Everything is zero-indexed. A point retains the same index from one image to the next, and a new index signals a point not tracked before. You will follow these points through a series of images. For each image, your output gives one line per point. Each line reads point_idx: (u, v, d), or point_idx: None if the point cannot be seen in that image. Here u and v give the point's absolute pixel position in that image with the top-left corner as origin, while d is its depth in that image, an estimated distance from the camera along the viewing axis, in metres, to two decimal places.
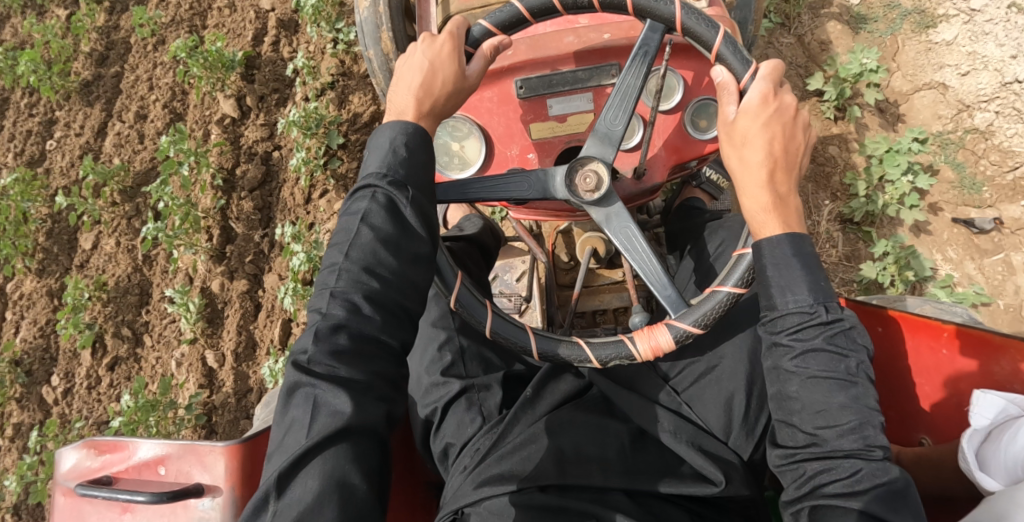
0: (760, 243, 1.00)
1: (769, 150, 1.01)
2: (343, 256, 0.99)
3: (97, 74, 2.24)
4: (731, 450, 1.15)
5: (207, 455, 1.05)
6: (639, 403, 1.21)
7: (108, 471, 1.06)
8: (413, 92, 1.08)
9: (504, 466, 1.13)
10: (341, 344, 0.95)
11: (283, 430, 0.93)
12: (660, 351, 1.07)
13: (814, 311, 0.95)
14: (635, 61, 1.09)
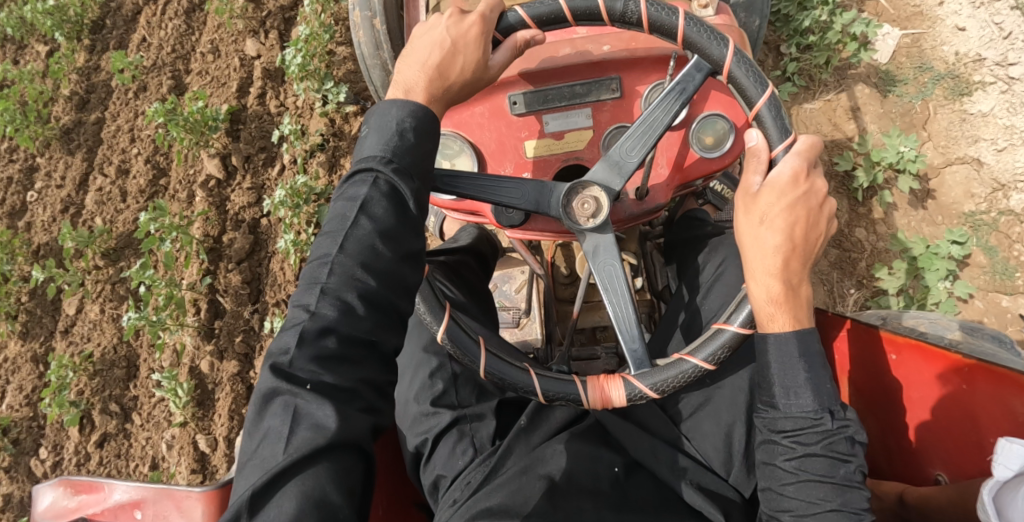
0: (765, 337, 0.94)
1: (790, 238, 0.93)
2: (337, 249, 0.87)
3: (77, 122, 2.23)
4: (731, 487, 1.08)
5: (184, 500, 0.99)
6: (633, 433, 1.14)
7: (84, 511, 1.04)
8: (426, 73, 0.95)
9: (494, 499, 1.03)
10: (327, 348, 0.82)
11: (256, 443, 0.80)
12: (607, 401, 1.02)
13: (818, 418, 0.90)
14: (669, 96, 1.00)
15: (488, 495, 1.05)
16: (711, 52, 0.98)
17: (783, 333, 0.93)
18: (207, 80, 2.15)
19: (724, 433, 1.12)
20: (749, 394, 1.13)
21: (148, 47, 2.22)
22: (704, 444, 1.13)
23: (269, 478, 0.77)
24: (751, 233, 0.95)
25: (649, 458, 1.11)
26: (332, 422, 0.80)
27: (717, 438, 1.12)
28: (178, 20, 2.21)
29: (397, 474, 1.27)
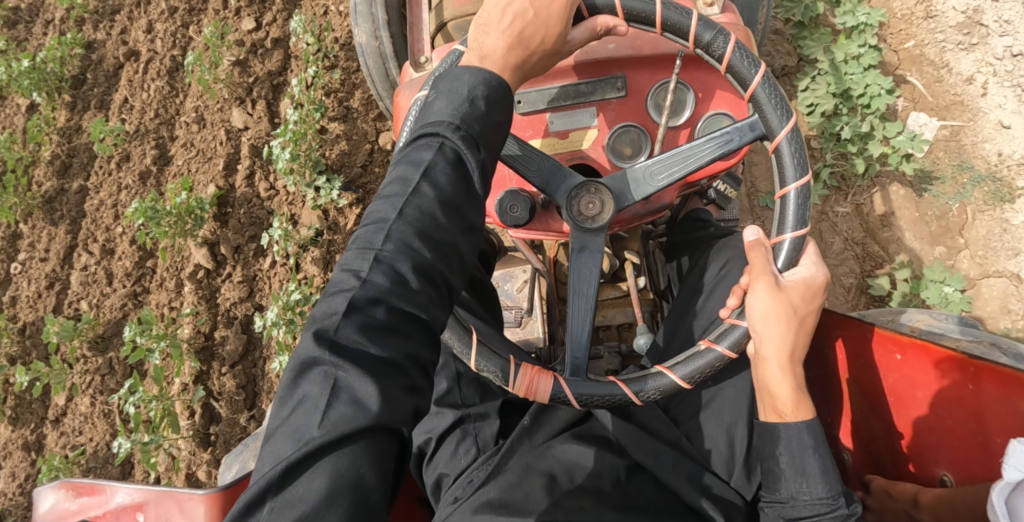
0: (778, 426, 0.99)
1: (804, 336, 0.98)
2: (396, 214, 0.81)
3: (60, 189, 2.17)
4: (733, 490, 1.08)
5: (186, 502, 0.98)
6: (637, 434, 1.12)
7: (85, 515, 1.02)
8: (506, 40, 0.90)
9: (496, 497, 1.04)
10: (376, 319, 0.76)
11: (288, 411, 0.74)
12: (529, 390, 1.01)
13: (833, 503, 0.96)
14: (714, 141, 1.01)
15: (489, 489, 1.06)
16: (767, 118, 0.99)
17: (791, 423, 0.98)
18: (193, 153, 2.09)
19: (726, 433, 1.12)
20: (753, 395, 1.12)
21: (130, 110, 2.17)
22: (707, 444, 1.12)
23: (303, 455, 0.71)
24: (771, 327, 0.96)
25: (651, 460, 1.10)
26: (375, 403, 0.73)
27: (719, 438, 1.12)
28: (161, 81, 2.15)
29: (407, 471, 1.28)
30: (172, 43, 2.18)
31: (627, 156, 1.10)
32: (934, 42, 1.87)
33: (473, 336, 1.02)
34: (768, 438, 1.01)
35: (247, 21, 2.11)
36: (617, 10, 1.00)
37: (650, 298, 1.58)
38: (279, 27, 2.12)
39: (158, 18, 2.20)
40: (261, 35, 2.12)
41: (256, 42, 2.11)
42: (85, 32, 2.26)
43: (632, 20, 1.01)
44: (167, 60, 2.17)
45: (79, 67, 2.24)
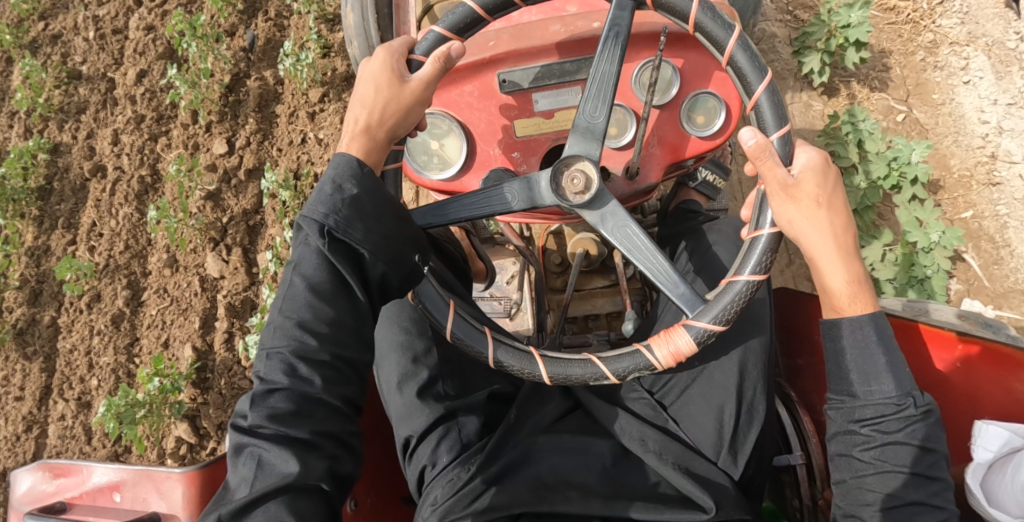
0: (840, 323, 0.94)
1: (840, 222, 0.93)
2: (279, 311, 0.92)
3: (32, 318, 2.15)
4: (721, 472, 1.05)
5: (164, 482, 0.97)
6: (621, 420, 1.12)
7: (63, 496, 1.02)
8: (364, 111, 0.95)
9: (485, 500, 1.03)
10: (279, 407, 0.87)
11: (227, 484, 0.86)
12: (678, 355, 0.97)
13: (902, 403, 0.89)
14: (607, 45, 0.97)
15: (475, 489, 1.04)
16: (716, 40, 0.95)
17: (854, 317, 0.93)
18: (167, 301, 2.07)
19: (715, 415, 1.10)
20: (740, 376, 1.11)
21: (98, 236, 2.16)
22: (694, 427, 1.11)
23: (233, 511, 0.81)
24: (807, 223, 0.92)
25: (637, 445, 1.09)
26: (293, 467, 0.84)
27: (708, 421, 1.10)
28: (129, 207, 2.15)
29: (388, 469, 1.31)
30: (140, 160, 2.19)
31: (612, 135, 1.09)
32: (994, 213, 1.82)
33: (592, 357, 0.99)
34: (829, 340, 0.95)
35: (219, 144, 2.14)
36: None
37: (639, 286, 1.56)
38: (253, 152, 2.13)
39: (123, 126, 2.23)
40: (234, 162, 2.12)
41: (229, 170, 2.12)
42: (52, 135, 2.29)
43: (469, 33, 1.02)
44: (135, 181, 2.17)
45: (46, 174, 2.25)
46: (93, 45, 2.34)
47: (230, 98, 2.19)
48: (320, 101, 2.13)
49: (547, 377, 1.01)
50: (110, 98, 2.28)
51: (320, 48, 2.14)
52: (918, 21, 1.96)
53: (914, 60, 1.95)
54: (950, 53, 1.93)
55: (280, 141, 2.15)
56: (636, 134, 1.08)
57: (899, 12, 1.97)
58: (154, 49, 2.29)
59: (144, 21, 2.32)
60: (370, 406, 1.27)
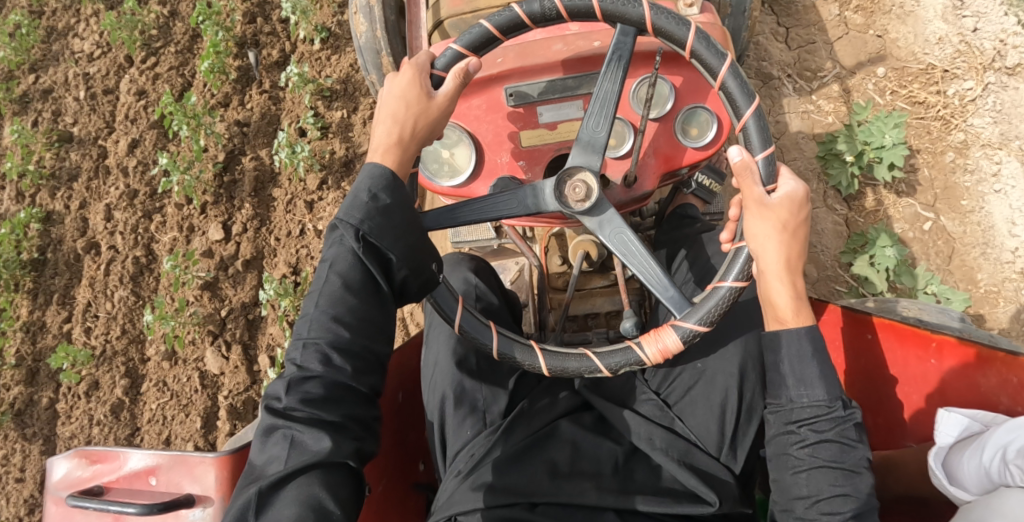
0: (777, 334, 1.00)
1: (799, 246, 0.99)
2: (314, 306, 1.01)
3: (30, 398, 2.16)
4: (723, 467, 1.14)
5: (197, 466, 1.05)
6: (632, 420, 1.20)
7: (99, 480, 1.08)
8: (388, 124, 1.03)
9: (503, 479, 1.13)
10: (312, 392, 0.96)
11: (259, 456, 0.94)
12: (665, 353, 1.04)
13: (831, 406, 0.96)
14: (610, 66, 1.05)
15: (490, 468, 1.14)
16: (709, 66, 1.03)
17: (793, 330, 0.99)
18: (167, 395, 2.09)
19: (717, 415, 1.17)
20: (741, 379, 1.18)
21: (94, 317, 2.18)
22: (698, 425, 1.19)
23: (271, 484, 0.90)
24: (768, 240, 0.97)
25: (645, 443, 1.17)
26: (325, 445, 0.93)
27: (711, 421, 1.17)
28: (125, 290, 2.16)
29: (399, 460, 1.39)
30: (134, 241, 2.20)
31: (611, 146, 1.17)
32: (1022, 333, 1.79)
33: (587, 352, 1.07)
34: (770, 349, 1.01)
35: (214, 230, 2.14)
36: (595, 13, 1.04)
37: (637, 287, 1.64)
38: (249, 240, 2.15)
39: (114, 199, 2.24)
40: (231, 250, 2.13)
41: (226, 258, 2.13)
42: (45, 202, 2.29)
43: (482, 51, 1.09)
44: (130, 262, 2.18)
45: (38, 245, 2.26)
46: (84, 106, 2.35)
47: (225, 179, 2.18)
48: (319, 189, 2.15)
49: (545, 369, 1.09)
50: (102, 167, 2.28)
51: (318, 128, 2.16)
52: (948, 118, 1.93)
53: (943, 161, 1.92)
54: (980, 156, 1.90)
55: (279, 229, 2.16)
56: (633, 146, 1.16)
57: (928, 107, 1.94)
58: (145, 117, 2.29)
59: (135, 85, 2.32)
60: (388, 397, 1.36)
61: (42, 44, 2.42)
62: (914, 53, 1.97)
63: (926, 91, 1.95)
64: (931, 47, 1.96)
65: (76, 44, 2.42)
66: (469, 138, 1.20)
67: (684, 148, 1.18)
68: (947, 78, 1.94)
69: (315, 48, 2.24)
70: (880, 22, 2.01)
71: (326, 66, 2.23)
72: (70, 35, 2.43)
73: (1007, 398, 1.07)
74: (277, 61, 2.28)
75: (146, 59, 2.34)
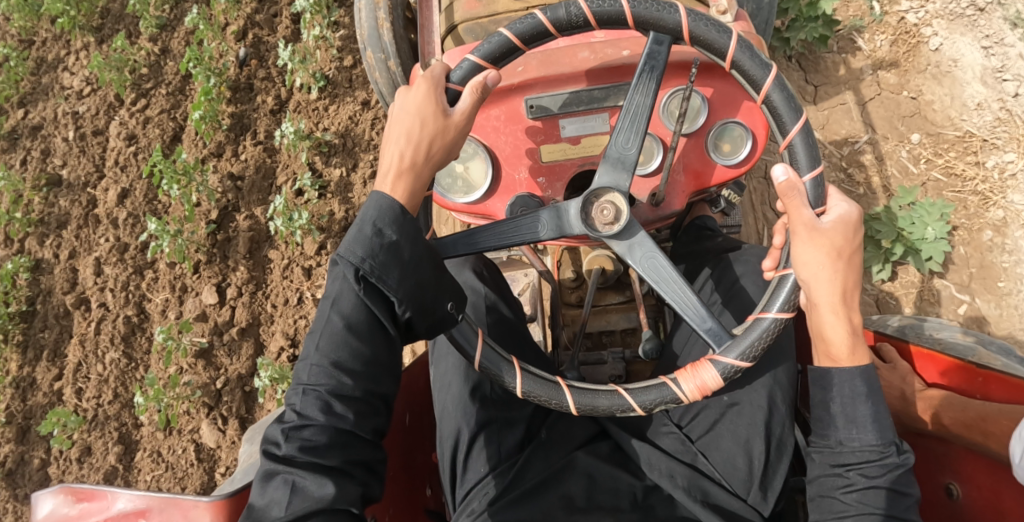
0: (830, 370, 0.92)
1: (855, 276, 0.91)
2: (315, 348, 0.93)
3: (21, 457, 2.05)
4: (750, 509, 1.05)
5: (191, 510, 0.97)
6: (652, 456, 1.11)
7: (85, 521, 1.00)
8: (401, 145, 0.95)
9: (515, 517, 1.06)
10: (313, 439, 0.88)
11: (255, 505, 0.86)
12: (704, 391, 0.97)
13: (884, 452, 0.88)
14: (642, 78, 0.97)
15: (503, 508, 1.07)
16: (752, 78, 0.95)
17: (847, 368, 0.91)
18: (161, 468, 1.96)
19: (746, 453, 1.08)
20: (769, 412, 1.10)
21: (86, 378, 2.07)
22: (723, 462, 1.10)
23: None
24: (820, 269, 0.89)
25: (666, 481, 1.08)
26: (329, 490, 0.86)
27: (738, 457, 1.09)
28: (117, 351, 2.06)
29: (404, 487, 1.31)
30: (125, 298, 2.10)
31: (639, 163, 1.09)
32: None
33: (619, 389, 0.99)
34: (819, 386, 0.93)
35: (208, 294, 2.05)
36: (627, 20, 0.97)
37: (654, 303, 1.58)
38: (245, 304, 2.05)
39: (104, 253, 2.15)
40: (226, 316, 2.04)
41: (221, 324, 2.03)
42: (34, 250, 2.22)
43: (501, 62, 1.01)
44: (122, 323, 2.08)
45: (27, 296, 2.17)
46: (73, 147, 2.29)
47: (219, 237, 2.10)
48: (317, 254, 2.05)
49: (573, 408, 1.01)
50: (93, 215, 2.21)
51: (316, 189, 2.08)
52: (987, 194, 1.88)
53: (980, 240, 1.86)
54: (1020, 235, 1.82)
55: (275, 295, 2.06)
56: (663, 162, 1.08)
57: (965, 179, 1.91)
58: (136, 165, 2.22)
59: (126, 129, 2.26)
60: (396, 424, 1.28)
61: (31, 76, 2.41)
62: (951, 117, 1.96)
63: (962, 161, 1.92)
64: (970, 113, 1.95)
65: (66, 78, 2.39)
66: (483, 152, 1.12)
67: (716, 167, 1.10)
68: (986, 148, 1.91)
69: (312, 97, 2.19)
70: (914, 82, 2.00)
71: (324, 118, 2.18)
72: (60, 67, 2.40)
73: None
74: (272, 109, 2.22)
75: (136, 101, 2.29)
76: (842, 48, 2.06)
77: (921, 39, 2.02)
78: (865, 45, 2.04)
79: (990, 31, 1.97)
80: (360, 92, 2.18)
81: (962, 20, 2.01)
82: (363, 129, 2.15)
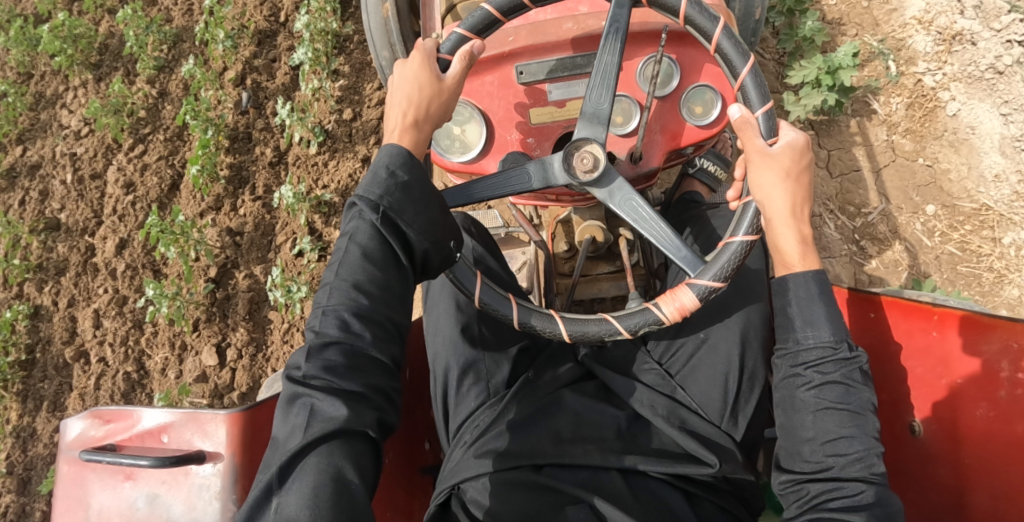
0: (785, 278, 1.02)
1: (804, 195, 1.02)
2: (334, 275, 1.03)
3: (23, 509, 2.10)
4: (724, 435, 1.14)
5: (209, 423, 1.07)
6: (634, 390, 1.20)
7: (111, 439, 1.11)
8: (403, 110, 1.07)
9: (506, 443, 1.16)
10: (333, 360, 0.97)
11: (283, 420, 0.95)
12: (683, 311, 1.06)
13: (838, 348, 0.98)
14: (608, 39, 1.09)
15: (495, 436, 1.17)
16: (703, 30, 1.06)
17: (800, 274, 1.01)
18: None
19: (720, 382, 1.18)
20: (742, 347, 1.18)
21: None
22: (700, 393, 1.19)
23: (293, 453, 0.91)
24: (773, 189, 1.01)
25: (647, 410, 1.17)
26: (343, 412, 0.94)
27: (714, 389, 1.18)
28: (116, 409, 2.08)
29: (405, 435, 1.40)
30: (125, 355, 2.13)
31: (618, 123, 1.20)
32: None
33: (607, 315, 1.09)
34: (777, 294, 1.03)
35: (208, 356, 2.05)
36: None
37: (643, 273, 1.69)
38: (245, 368, 2.04)
39: (102, 306, 2.18)
40: (225, 378, 2.04)
41: (221, 387, 2.04)
42: (33, 296, 2.26)
43: (486, 34, 1.13)
44: (122, 379, 2.11)
45: (27, 344, 2.21)
46: (71, 190, 2.32)
47: (217, 296, 2.10)
48: None
49: (566, 336, 1.10)
50: (90, 263, 2.24)
51: (317, 252, 2.07)
52: (1003, 272, 1.80)
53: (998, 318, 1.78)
54: None
55: (275, 360, 2.04)
56: (640, 122, 1.19)
57: (981, 256, 1.83)
58: (134, 215, 2.24)
59: (123, 175, 2.28)
60: None
61: (30, 111, 2.45)
62: (968, 189, 1.86)
63: (979, 236, 1.83)
64: (988, 185, 1.84)
65: (64, 115, 2.43)
66: (478, 114, 1.23)
67: (689, 128, 1.21)
68: (1003, 223, 1.82)
69: (311, 152, 2.16)
70: (930, 149, 1.90)
71: (324, 173, 2.15)
72: (59, 103, 2.44)
73: (1010, 363, 1.02)
74: (271, 161, 2.21)
75: (134, 146, 2.31)
76: (857, 110, 1.96)
77: (938, 103, 1.90)
78: (880, 109, 1.94)
79: (1009, 96, 1.84)
80: (360, 148, 2.15)
81: (981, 84, 1.88)
82: None
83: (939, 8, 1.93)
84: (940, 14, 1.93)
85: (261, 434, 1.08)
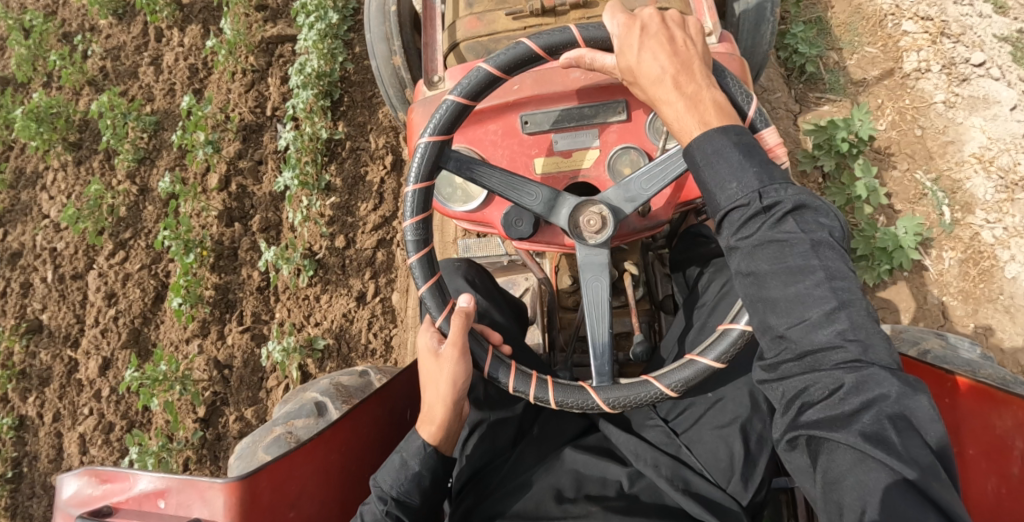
0: (692, 150, 0.92)
1: (662, 54, 0.96)
2: None
3: None
4: (728, 498, 1.10)
5: (207, 490, 1.07)
6: (639, 446, 1.17)
7: (108, 500, 1.09)
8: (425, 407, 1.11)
9: (509, 507, 1.16)
10: None
11: None
12: None
13: (750, 201, 0.86)
14: (477, 173, 1.11)
15: (498, 500, 1.17)
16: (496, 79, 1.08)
17: (704, 134, 0.91)
18: None
19: (726, 445, 1.13)
20: (750, 409, 1.15)
21: None
22: (705, 453, 1.14)
23: None
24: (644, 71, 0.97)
25: (651, 470, 1.14)
26: None
27: (720, 449, 1.13)
28: None
29: None
30: None
31: (630, 176, 1.16)
32: None
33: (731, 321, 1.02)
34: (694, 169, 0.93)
35: None
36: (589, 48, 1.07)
37: (647, 307, 1.62)
38: None
39: (89, 431, 2.16)
40: None
41: None
42: (17, 406, 2.25)
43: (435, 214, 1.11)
44: None
45: (13, 458, 2.20)
46: (52, 290, 2.33)
47: (208, 437, 2.06)
48: None
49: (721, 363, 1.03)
50: (74, 368, 2.25)
51: None
52: None
53: None
54: None
55: None
56: None
57: None
58: (116, 332, 2.23)
59: (105, 285, 2.28)
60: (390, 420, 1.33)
61: (10, 189, 2.52)
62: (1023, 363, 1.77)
63: None
64: None
65: (44, 200, 2.49)
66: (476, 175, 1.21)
67: None
68: None
69: (307, 288, 2.13)
70: (984, 314, 1.82)
71: (315, 308, 2.12)
72: (39, 184, 2.51)
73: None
74: (259, 286, 2.18)
75: (114, 251, 2.32)
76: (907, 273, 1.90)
77: (996, 262, 1.84)
78: (933, 265, 1.88)
79: None
80: (354, 282, 2.12)
81: None
82: (358, 327, 2.08)
83: (1002, 145, 1.92)
84: (1002, 152, 1.91)
85: (259, 502, 1.08)
